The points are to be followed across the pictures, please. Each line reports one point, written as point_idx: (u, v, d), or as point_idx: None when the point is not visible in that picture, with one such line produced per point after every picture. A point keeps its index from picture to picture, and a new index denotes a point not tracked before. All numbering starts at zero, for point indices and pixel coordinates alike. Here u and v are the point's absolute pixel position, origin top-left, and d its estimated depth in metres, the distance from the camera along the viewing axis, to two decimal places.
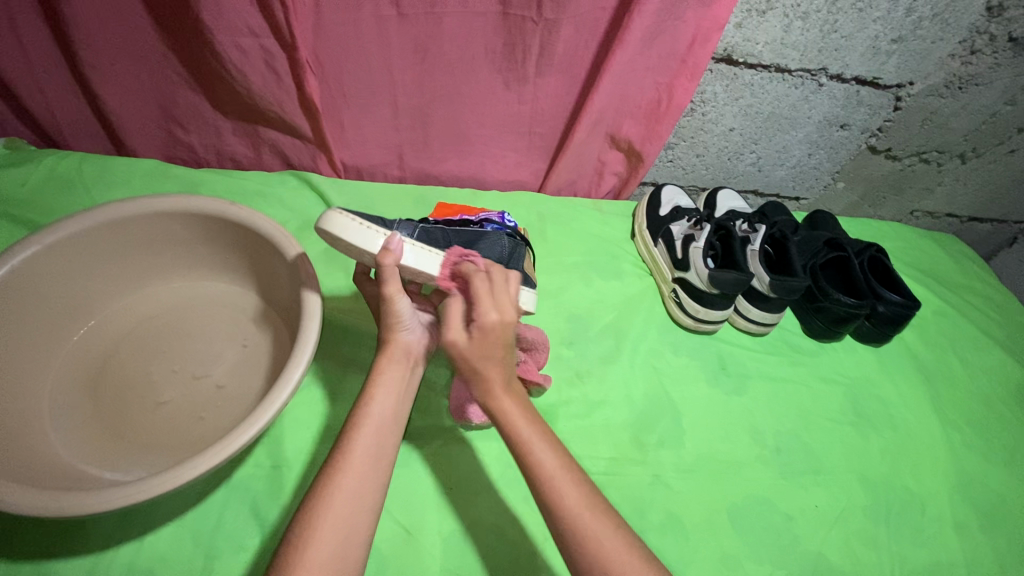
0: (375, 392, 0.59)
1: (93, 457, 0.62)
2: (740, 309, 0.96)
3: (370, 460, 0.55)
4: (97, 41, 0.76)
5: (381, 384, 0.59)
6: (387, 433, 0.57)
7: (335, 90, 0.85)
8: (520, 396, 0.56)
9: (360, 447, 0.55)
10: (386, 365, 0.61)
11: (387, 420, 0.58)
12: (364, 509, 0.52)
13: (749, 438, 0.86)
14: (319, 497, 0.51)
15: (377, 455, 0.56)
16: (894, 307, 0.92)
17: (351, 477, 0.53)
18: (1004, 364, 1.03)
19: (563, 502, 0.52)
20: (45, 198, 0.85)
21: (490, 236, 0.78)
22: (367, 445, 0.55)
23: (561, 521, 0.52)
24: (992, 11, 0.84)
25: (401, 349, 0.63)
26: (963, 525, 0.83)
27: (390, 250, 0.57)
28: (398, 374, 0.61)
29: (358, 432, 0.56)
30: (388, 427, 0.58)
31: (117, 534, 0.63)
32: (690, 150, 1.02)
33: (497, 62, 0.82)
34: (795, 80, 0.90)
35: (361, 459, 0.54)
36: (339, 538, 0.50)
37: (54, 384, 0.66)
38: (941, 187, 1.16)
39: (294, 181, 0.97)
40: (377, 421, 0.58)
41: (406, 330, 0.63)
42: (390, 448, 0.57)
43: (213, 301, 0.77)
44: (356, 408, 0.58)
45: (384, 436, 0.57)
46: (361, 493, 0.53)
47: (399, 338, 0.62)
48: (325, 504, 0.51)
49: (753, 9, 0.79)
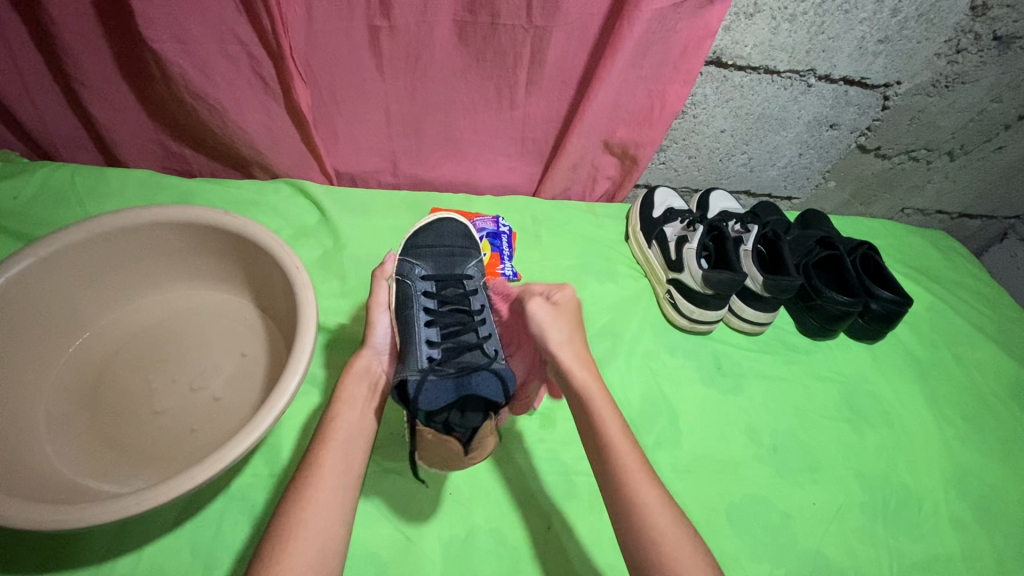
0: (341, 407, 0.61)
1: (90, 470, 0.62)
2: (734, 308, 0.96)
3: (341, 472, 0.55)
4: (87, 54, 0.76)
5: (349, 400, 0.62)
6: (356, 444, 0.59)
7: (327, 98, 0.85)
8: (597, 375, 0.60)
9: (329, 461, 0.56)
10: (349, 379, 0.64)
11: (353, 430, 0.59)
12: (338, 521, 0.52)
13: (746, 438, 0.86)
14: (292, 513, 0.51)
15: (348, 467, 0.56)
16: (887, 303, 0.94)
17: (321, 488, 0.53)
18: (997, 359, 1.04)
19: (643, 504, 0.54)
20: (36, 210, 0.85)
21: (416, 358, 0.63)
22: (335, 459, 0.56)
23: (638, 524, 0.53)
24: (976, 11, 0.85)
25: (364, 366, 0.66)
26: (959, 519, 0.84)
27: (383, 264, 0.74)
28: (360, 389, 0.63)
29: (327, 445, 0.57)
30: (355, 436, 0.59)
31: (114, 545, 0.63)
32: (682, 152, 1.03)
33: (487, 69, 0.83)
34: (783, 81, 0.91)
35: (342, 471, 0.55)
36: (315, 545, 0.50)
37: (49, 397, 0.66)
38: (931, 184, 1.17)
39: (287, 189, 0.97)
40: (354, 436, 0.59)
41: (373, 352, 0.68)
42: (359, 460, 0.58)
43: (209, 310, 0.77)
44: (323, 425, 0.59)
45: (352, 448, 0.58)
46: (334, 504, 0.53)
47: (364, 355, 0.67)
48: (297, 517, 0.51)
49: (741, 11, 0.80)
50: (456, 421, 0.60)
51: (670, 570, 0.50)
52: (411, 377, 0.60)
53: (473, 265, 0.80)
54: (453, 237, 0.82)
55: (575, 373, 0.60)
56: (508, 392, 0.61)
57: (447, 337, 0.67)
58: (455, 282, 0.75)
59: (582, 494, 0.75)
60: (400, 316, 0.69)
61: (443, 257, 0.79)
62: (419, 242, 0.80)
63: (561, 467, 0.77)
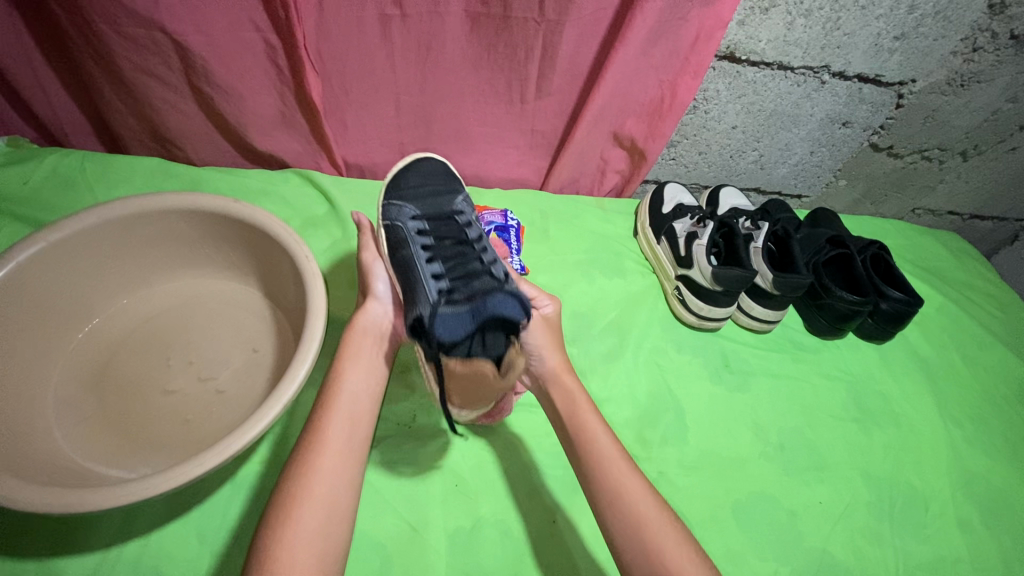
0: (335, 411, 0.58)
1: (98, 456, 0.62)
2: (743, 306, 0.96)
3: (331, 480, 0.54)
4: (87, 53, 0.76)
5: (351, 363, 0.62)
6: (360, 410, 0.59)
7: (337, 87, 0.84)
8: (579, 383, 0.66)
9: (322, 467, 0.54)
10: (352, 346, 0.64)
11: (354, 395, 0.60)
12: (342, 490, 0.54)
13: (752, 436, 0.86)
14: (280, 521, 0.51)
15: (337, 476, 0.54)
16: (897, 304, 0.93)
17: (327, 454, 0.55)
18: (1007, 361, 1.03)
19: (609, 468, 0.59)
20: (46, 196, 0.85)
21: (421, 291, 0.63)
22: (324, 466, 0.54)
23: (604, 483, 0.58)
24: (994, 8, 0.84)
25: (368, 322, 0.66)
26: (967, 521, 0.83)
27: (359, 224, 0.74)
28: (368, 359, 0.63)
29: (325, 430, 0.56)
30: (351, 439, 0.57)
31: (121, 532, 0.63)
32: (692, 148, 1.02)
33: (498, 61, 0.82)
34: (797, 78, 0.90)
35: (346, 437, 0.57)
36: (323, 510, 0.52)
37: (57, 382, 0.66)
38: (942, 184, 1.16)
39: (296, 179, 0.97)
40: (357, 400, 0.59)
41: (375, 345, 0.65)
42: (363, 433, 0.58)
43: (217, 297, 0.78)
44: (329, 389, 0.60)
45: (346, 454, 0.56)
46: (327, 511, 0.52)
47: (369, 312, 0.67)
48: (299, 491, 0.52)
49: (757, 6, 0.79)
50: (467, 347, 0.58)
51: (632, 514, 0.56)
52: (417, 317, 0.59)
53: (462, 201, 0.77)
54: (434, 175, 0.79)
55: (563, 377, 0.66)
56: (523, 312, 0.61)
57: (450, 267, 0.65)
58: (446, 218, 0.72)
59: None
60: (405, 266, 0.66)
61: (430, 198, 0.75)
62: (407, 186, 0.76)
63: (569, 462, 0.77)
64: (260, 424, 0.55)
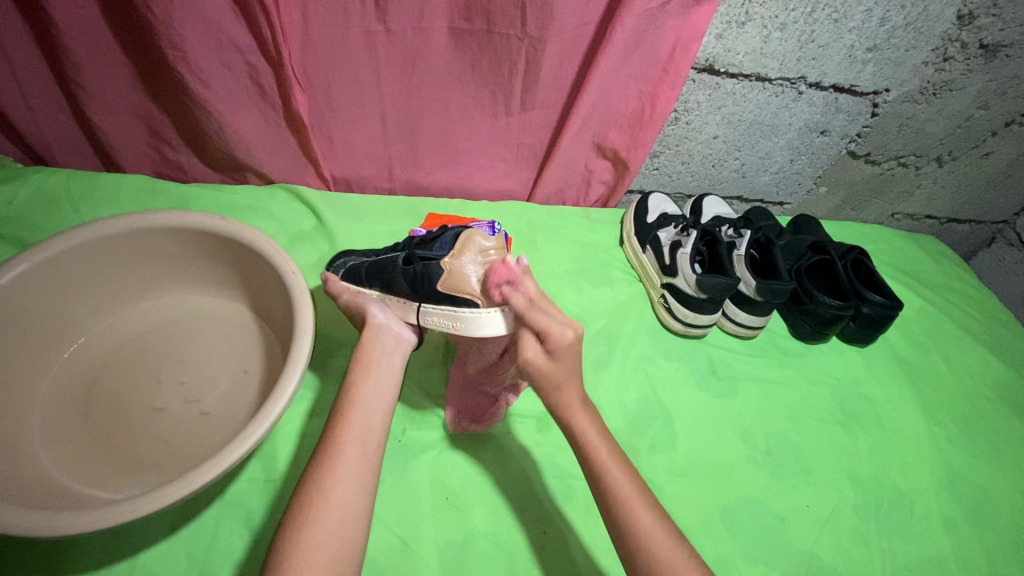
0: (348, 436, 0.53)
1: (85, 477, 0.62)
2: (728, 312, 0.97)
3: (343, 516, 0.49)
4: (77, 69, 0.77)
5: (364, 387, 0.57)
6: (370, 434, 0.55)
7: (324, 104, 0.85)
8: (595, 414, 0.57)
9: (334, 499, 0.49)
10: (364, 369, 0.59)
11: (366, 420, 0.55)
12: (353, 524, 0.49)
13: (739, 440, 0.87)
14: (286, 562, 0.46)
15: (349, 512, 0.50)
16: (878, 308, 0.94)
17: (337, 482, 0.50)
18: (988, 362, 1.06)
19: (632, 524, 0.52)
20: (28, 216, 0.85)
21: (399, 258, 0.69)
22: (336, 502, 0.49)
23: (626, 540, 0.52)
24: (962, 19, 0.87)
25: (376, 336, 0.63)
26: (952, 521, 0.84)
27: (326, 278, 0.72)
28: (377, 384, 0.59)
29: (339, 456, 0.52)
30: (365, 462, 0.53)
31: (108, 554, 0.63)
32: (676, 158, 1.04)
33: (483, 78, 0.84)
34: (775, 89, 0.92)
35: (359, 463, 0.52)
36: (333, 547, 0.47)
37: (43, 404, 0.66)
38: (920, 189, 1.19)
39: (283, 194, 0.97)
40: (370, 425, 0.55)
41: (388, 366, 0.61)
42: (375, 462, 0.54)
43: (205, 314, 0.78)
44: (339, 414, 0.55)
45: (359, 485, 0.51)
46: (337, 552, 0.48)
47: (374, 328, 0.64)
48: (306, 524, 0.48)
49: (732, 20, 0.81)
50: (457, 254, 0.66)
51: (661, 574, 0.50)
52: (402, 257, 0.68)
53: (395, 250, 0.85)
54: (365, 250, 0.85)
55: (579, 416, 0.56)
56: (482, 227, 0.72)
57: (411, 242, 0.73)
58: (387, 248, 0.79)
59: (579, 496, 0.76)
60: (389, 277, 0.70)
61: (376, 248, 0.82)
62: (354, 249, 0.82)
63: (559, 472, 0.77)
64: (245, 443, 0.55)
